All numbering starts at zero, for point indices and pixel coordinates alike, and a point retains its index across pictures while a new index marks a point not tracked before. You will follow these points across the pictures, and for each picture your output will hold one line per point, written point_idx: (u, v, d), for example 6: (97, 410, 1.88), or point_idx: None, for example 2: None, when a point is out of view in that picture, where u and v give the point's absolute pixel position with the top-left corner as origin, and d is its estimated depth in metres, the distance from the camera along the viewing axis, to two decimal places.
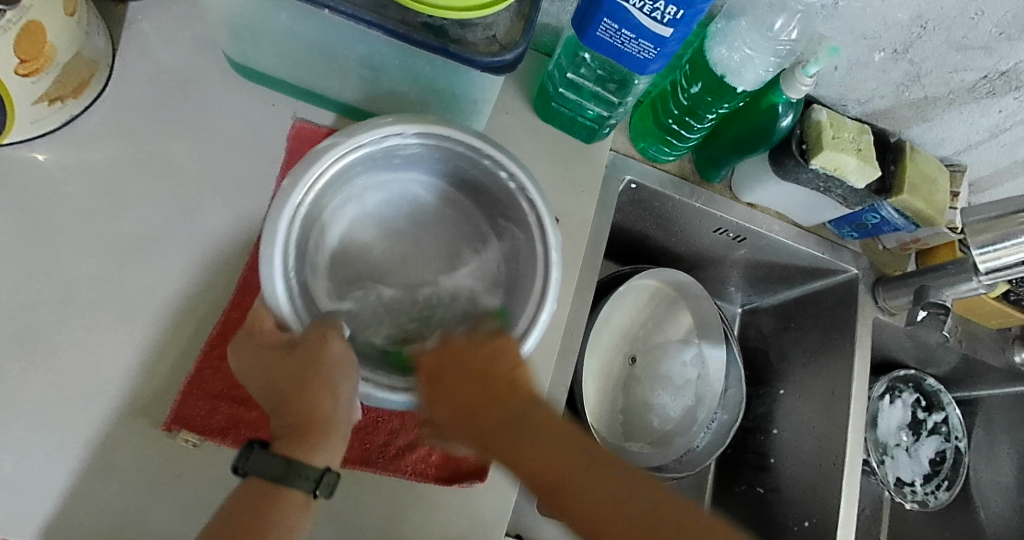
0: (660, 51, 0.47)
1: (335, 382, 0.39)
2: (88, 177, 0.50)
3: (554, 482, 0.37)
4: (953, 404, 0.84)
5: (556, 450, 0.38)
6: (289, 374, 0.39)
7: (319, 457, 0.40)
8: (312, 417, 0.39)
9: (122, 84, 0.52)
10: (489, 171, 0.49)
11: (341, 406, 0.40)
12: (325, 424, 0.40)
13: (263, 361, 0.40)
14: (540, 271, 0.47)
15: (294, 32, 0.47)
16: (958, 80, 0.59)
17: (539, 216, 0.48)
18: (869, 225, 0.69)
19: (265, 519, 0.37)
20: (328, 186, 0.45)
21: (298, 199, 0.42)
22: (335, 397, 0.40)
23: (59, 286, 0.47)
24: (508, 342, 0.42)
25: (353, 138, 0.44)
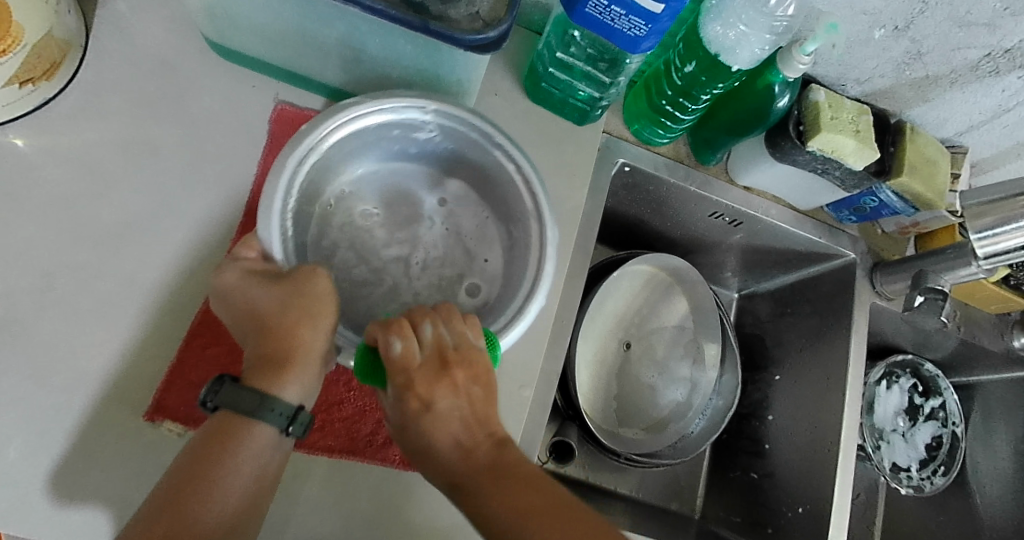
0: (651, 27, 0.46)
1: (320, 316, 0.41)
2: (64, 161, 0.48)
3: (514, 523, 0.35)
4: (951, 389, 0.83)
5: (520, 489, 0.37)
6: (276, 299, 0.40)
7: (290, 392, 0.39)
8: (288, 348, 0.40)
9: (98, 65, 0.51)
10: (498, 162, 0.51)
11: (320, 342, 0.41)
12: (302, 358, 0.40)
13: (248, 287, 0.41)
14: (534, 259, 0.50)
15: (270, 11, 0.45)
16: (960, 58, 0.57)
17: (538, 200, 0.50)
18: (867, 209, 0.67)
19: (231, 454, 0.36)
20: (344, 142, 0.49)
21: (316, 138, 0.46)
22: (317, 330, 0.41)
23: (36, 274, 0.46)
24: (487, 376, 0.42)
25: (376, 102, 0.47)
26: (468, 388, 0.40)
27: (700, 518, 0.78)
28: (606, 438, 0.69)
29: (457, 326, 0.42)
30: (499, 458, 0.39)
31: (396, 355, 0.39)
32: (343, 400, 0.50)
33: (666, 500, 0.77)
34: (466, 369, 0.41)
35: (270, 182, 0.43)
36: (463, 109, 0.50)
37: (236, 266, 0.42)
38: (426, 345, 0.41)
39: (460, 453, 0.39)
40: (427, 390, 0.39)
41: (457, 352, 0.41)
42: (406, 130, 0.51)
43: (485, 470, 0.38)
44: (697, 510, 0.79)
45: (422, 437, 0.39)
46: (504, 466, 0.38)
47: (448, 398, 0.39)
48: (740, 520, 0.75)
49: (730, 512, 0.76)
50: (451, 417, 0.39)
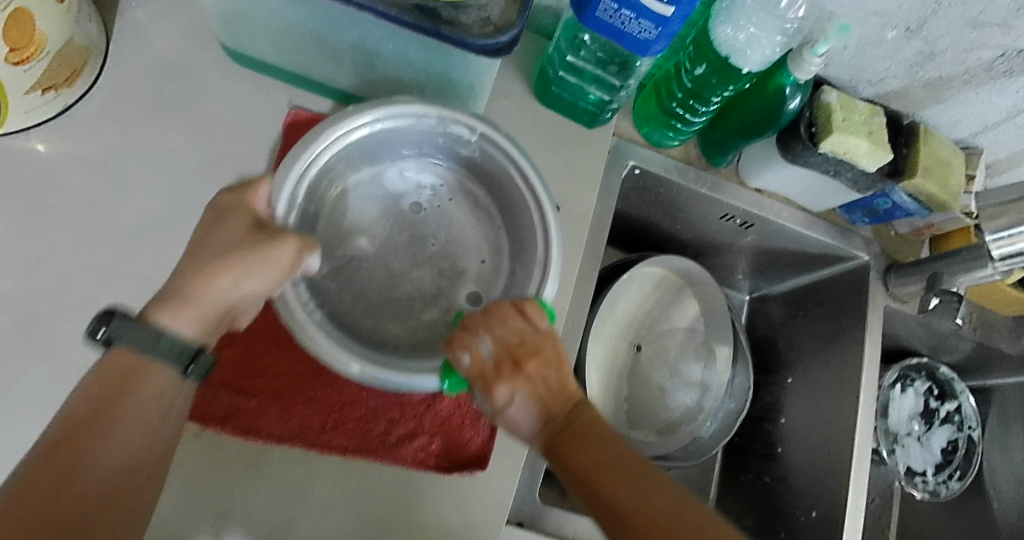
0: (660, 31, 0.46)
1: (260, 273, 0.39)
2: (86, 167, 0.50)
3: (596, 471, 0.40)
4: (967, 392, 0.82)
5: (599, 442, 0.42)
6: (237, 243, 0.39)
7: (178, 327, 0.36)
8: (217, 293, 0.38)
9: (118, 72, 0.52)
10: (504, 167, 0.52)
11: (244, 299, 0.39)
12: (221, 308, 0.38)
13: (225, 223, 0.40)
14: (540, 262, 0.50)
15: (285, 18, 0.46)
16: (974, 58, 0.56)
17: (537, 194, 0.50)
18: (880, 210, 0.67)
19: (113, 408, 0.33)
20: (342, 153, 0.50)
21: (310, 155, 0.46)
22: (256, 284, 0.39)
23: (58, 277, 0.47)
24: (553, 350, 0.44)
25: (386, 104, 0.48)
26: (540, 372, 0.43)
27: None
28: None
29: (514, 321, 0.44)
30: (578, 421, 0.43)
31: (466, 364, 0.43)
32: (357, 401, 0.50)
33: None
34: (534, 355, 0.43)
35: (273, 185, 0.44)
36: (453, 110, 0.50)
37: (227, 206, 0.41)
38: (490, 346, 0.43)
39: (543, 425, 0.43)
40: (506, 387, 0.42)
41: (522, 344, 0.44)
42: (416, 134, 0.52)
43: (567, 435, 0.42)
44: None
45: (507, 421, 0.44)
46: (583, 428, 0.43)
47: (524, 383, 0.43)
48: (753, 524, 0.74)
49: (742, 516, 0.76)
50: (526, 401, 0.43)
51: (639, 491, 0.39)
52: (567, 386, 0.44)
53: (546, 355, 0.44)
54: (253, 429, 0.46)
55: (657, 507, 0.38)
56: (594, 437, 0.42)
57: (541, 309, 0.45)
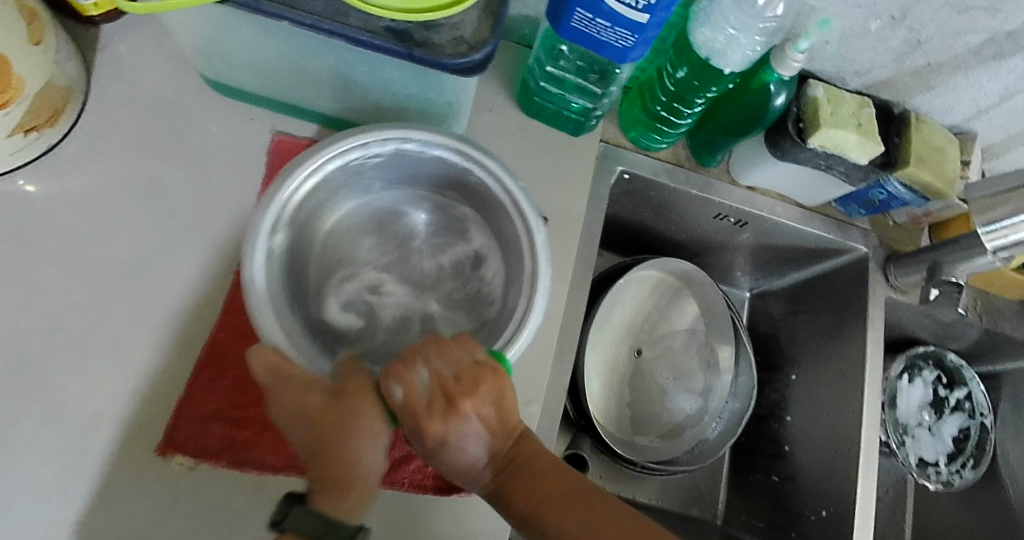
0: (638, 37, 0.45)
1: (373, 435, 0.40)
2: (73, 205, 0.50)
3: (530, 508, 0.42)
4: (977, 379, 0.81)
5: (540, 478, 0.43)
6: (326, 419, 0.40)
7: (359, 515, 0.39)
8: (349, 468, 0.39)
9: (99, 108, 0.52)
10: (495, 195, 0.52)
11: (365, 462, 0.40)
12: (349, 476, 0.39)
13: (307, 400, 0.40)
14: (524, 292, 0.49)
15: (259, 47, 0.46)
16: (961, 44, 0.55)
17: (520, 206, 0.50)
18: (877, 202, 0.66)
19: None
20: (314, 190, 0.49)
21: (283, 196, 0.46)
22: (370, 450, 0.40)
23: (49, 317, 0.47)
24: (498, 381, 0.43)
25: (375, 135, 0.48)
26: (479, 409, 0.42)
27: (722, 523, 0.77)
28: (621, 447, 0.68)
29: (453, 355, 0.43)
30: (520, 454, 0.44)
31: (400, 401, 0.41)
32: None
33: (687, 506, 0.76)
34: (471, 394, 0.42)
35: (250, 233, 0.44)
36: (434, 131, 0.50)
37: (288, 389, 0.41)
38: (426, 383, 0.42)
39: (488, 462, 0.44)
40: (440, 428, 0.41)
41: (459, 379, 0.42)
42: (409, 158, 0.52)
43: (509, 470, 0.43)
44: (719, 515, 0.77)
45: (447, 460, 0.43)
46: (526, 463, 0.44)
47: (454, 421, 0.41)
48: (764, 525, 0.74)
49: (753, 516, 0.75)
50: (468, 441, 0.42)
51: (575, 526, 0.42)
52: (507, 421, 0.44)
53: (488, 390, 0.42)
54: (247, 459, 0.46)
55: (592, 534, 0.41)
56: (535, 470, 0.44)
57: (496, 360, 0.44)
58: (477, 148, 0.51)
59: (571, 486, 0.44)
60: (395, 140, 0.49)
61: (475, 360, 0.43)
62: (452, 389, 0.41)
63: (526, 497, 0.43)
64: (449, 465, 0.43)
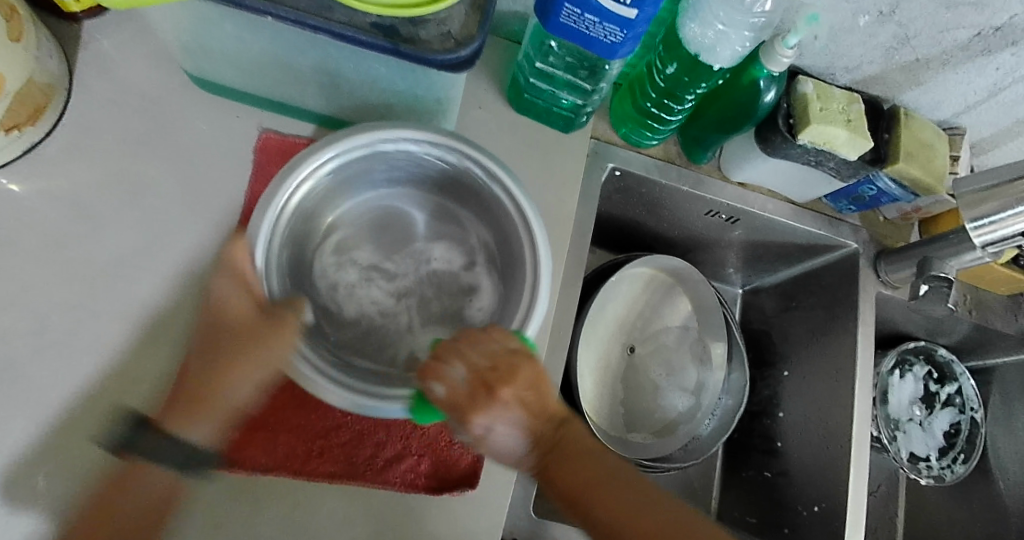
0: (627, 33, 0.45)
1: (256, 362, 0.44)
2: (56, 203, 0.49)
3: (578, 490, 0.43)
4: (967, 374, 0.81)
5: (585, 462, 0.44)
6: (246, 335, 0.44)
7: (195, 430, 0.43)
8: (212, 384, 0.44)
9: (83, 106, 0.51)
10: (496, 197, 0.51)
11: (234, 386, 0.44)
12: (212, 395, 0.44)
13: (234, 312, 0.44)
14: (528, 292, 0.49)
15: (244, 43, 0.45)
16: (950, 39, 0.56)
17: (522, 207, 0.50)
18: (866, 198, 0.66)
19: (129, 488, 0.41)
20: (311, 192, 0.49)
21: (282, 196, 0.45)
22: (242, 375, 0.44)
23: (32, 318, 0.46)
24: (533, 369, 0.43)
25: (371, 136, 0.48)
26: (518, 397, 0.43)
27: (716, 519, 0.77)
28: (615, 445, 0.68)
29: (486, 346, 0.43)
30: (563, 439, 0.44)
31: (440, 396, 0.42)
32: (341, 426, 0.49)
33: None
34: (509, 383, 0.42)
35: (250, 232, 0.43)
36: (433, 129, 0.49)
37: (226, 286, 0.44)
38: (463, 376, 0.42)
39: (531, 450, 0.44)
40: (484, 419, 0.42)
41: (495, 370, 0.43)
42: (408, 158, 0.52)
43: (553, 455, 0.44)
44: (713, 512, 0.77)
45: (491, 448, 0.44)
46: (567, 447, 0.44)
47: (497, 408, 0.42)
48: (757, 520, 0.74)
49: (746, 512, 0.75)
50: (510, 430, 0.43)
51: (620, 507, 0.42)
52: (548, 407, 0.44)
53: (527, 378, 0.43)
54: (235, 459, 0.46)
55: (637, 514, 0.42)
56: (579, 453, 0.44)
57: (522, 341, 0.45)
58: (475, 149, 0.50)
59: (612, 467, 0.44)
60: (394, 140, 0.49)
61: (509, 349, 0.44)
62: (491, 378, 0.42)
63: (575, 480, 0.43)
64: (496, 453, 0.44)
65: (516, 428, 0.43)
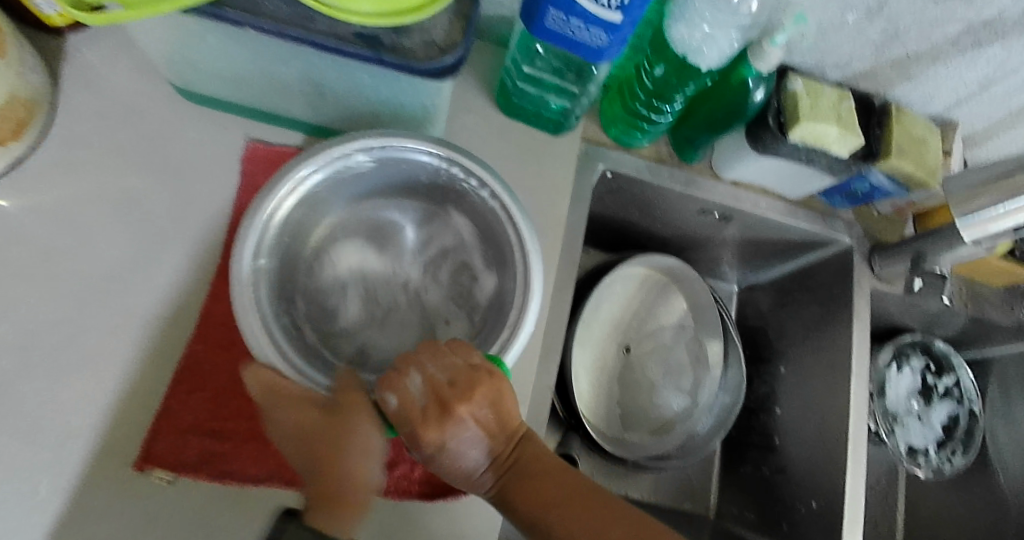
0: (612, 37, 0.45)
1: (361, 442, 0.41)
2: (42, 218, 0.49)
3: (532, 504, 0.43)
4: (965, 366, 0.82)
5: (547, 480, 0.44)
6: (319, 433, 0.41)
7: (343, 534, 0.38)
8: (345, 484, 0.39)
9: (68, 120, 0.51)
10: (484, 201, 0.51)
11: (364, 483, 0.40)
12: (349, 496, 0.39)
13: (294, 423, 0.41)
14: (516, 299, 0.48)
15: (227, 55, 0.45)
16: (939, 33, 0.55)
17: (511, 213, 0.50)
18: (860, 193, 0.66)
19: None
20: (299, 205, 0.49)
21: (268, 208, 0.46)
22: (365, 459, 0.41)
23: (21, 333, 0.46)
24: (493, 383, 0.43)
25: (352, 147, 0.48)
26: (473, 413, 0.43)
27: (715, 517, 0.77)
28: (612, 445, 0.68)
29: (445, 360, 0.44)
30: (520, 457, 0.45)
31: (395, 409, 0.42)
32: None
33: (679, 501, 0.76)
34: (465, 399, 0.42)
35: (239, 235, 0.44)
36: (422, 136, 0.50)
37: (283, 412, 0.42)
38: (421, 388, 0.43)
39: (486, 466, 0.44)
40: (437, 435, 0.42)
41: (453, 386, 0.43)
42: (391, 168, 0.52)
43: (510, 474, 0.44)
44: (711, 509, 0.78)
45: (448, 466, 0.44)
46: (526, 465, 0.44)
47: (450, 423, 0.42)
48: (756, 518, 0.74)
49: (745, 510, 0.75)
50: (465, 446, 0.43)
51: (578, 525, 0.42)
52: (506, 423, 0.45)
53: (486, 396, 0.43)
54: (227, 472, 0.46)
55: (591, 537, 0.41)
56: (536, 473, 0.44)
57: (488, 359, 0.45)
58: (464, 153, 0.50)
59: (577, 484, 0.44)
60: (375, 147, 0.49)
61: (467, 364, 0.44)
62: (444, 392, 0.42)
63: (532, 497, 0.43)
64: (450, 469, 0.44)
65: (469, 443, 0.43)
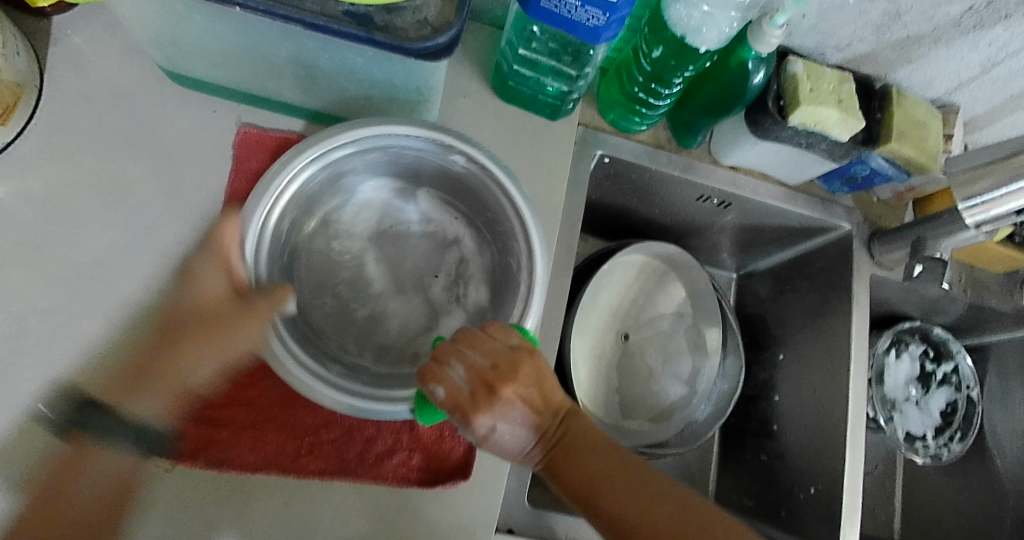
0: (609, 17, 0.44)
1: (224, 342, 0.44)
2: (30, 204, 0.48)
3: (585, 485, 0.43)
4: (963, 352, 0.81)
5: (596, 457, 0.44)
6: (227, 314, 0.44)
7: (143, 409, 0.44)
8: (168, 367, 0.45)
9: (55, 104, 0.50)
10: (491, 191, 0.51)
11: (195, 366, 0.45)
12: (172, 376, 0.45)
13: (206, 294, 0.45)
14: (523, 289, 0.48)
15: (216, 36, 0.44)
16: (941, 14, 0.54)
17: (515, 201, 0.49)
18: (859, 178, 0.65)
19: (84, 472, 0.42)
20: (294, 200, 0.48)
21: (271, 197, 0.45)
22: (206, 350, 0.45)
23: (10, 321, 0.45)
24: (531, 364, 0.43)
25: (357, 132, 0.47)
26: (518, 393, 0.43)
27: (714, 504, 0.77)
28: (610, 433, 0.68)
29: (486, 345, 0.43)
30: (567, 432, 0.45)
31: (441, 399, 0.41)
32: (330, 423, 0.49)
33: None
34: (511, 381, 0.42)
35: (228, 239, 0.44)
36: (419, 121, 0.48)
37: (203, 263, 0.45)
38: (464, 377, 0.42)
39: (533, 444, 0.45)
40: (488, 420, 0.42)
41: (497, 369, 0.42)
42: (395, 152, 0.51)
43: (558, 449, 0.45)
44: (710, 496, 0.78)
45: (495, 446, 0.44)
46: (572, 439, 0.45)
47: (501, 407, 0.42)
48: (754, 504, 0.74)
49: (743, 497, 0.75)
50: (513, 428, 0.43)
51: (630, 503, 0.42)
52: (549, 399, 0.45)
53: (529, 376, 0.43)
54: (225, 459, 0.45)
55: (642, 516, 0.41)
56: (582, 446, 0.45)
57: (523, 336, 0.45)
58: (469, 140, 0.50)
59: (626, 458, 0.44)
60: (380, 133, 0.48)
61: (507, 346, 0.43)
62: (490, 377, 0.42)
63: (581, 474, 0.43)
64: (498, 448, 0.44)
65: (520, 425, 0.43)
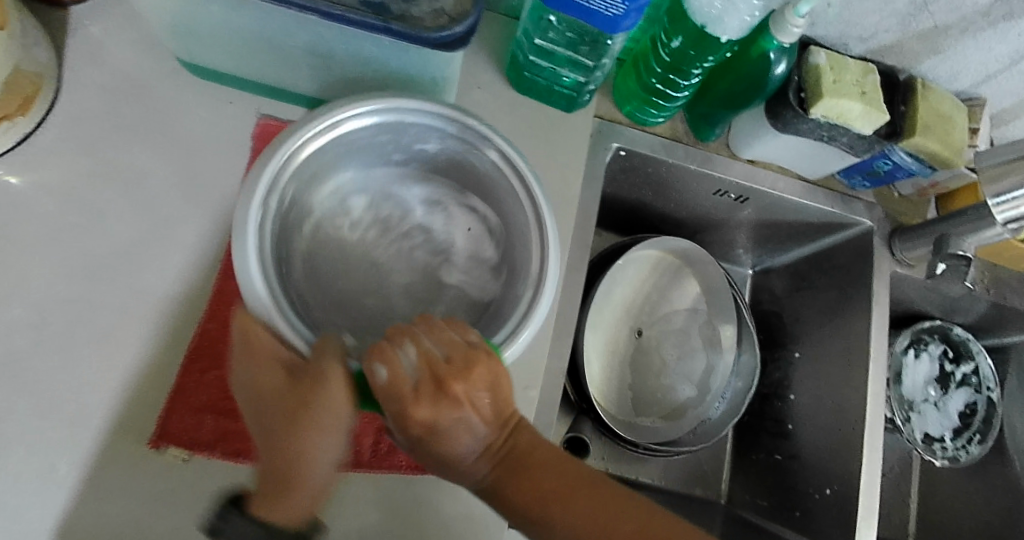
0: (628, 6, 0.43)
1: (326, 425, 0.35)
2: (48, 193, 0.48)
3: (529, 497, 0.39)
4: (984, 352, 0.79)
5: (553, 467, 0.40)
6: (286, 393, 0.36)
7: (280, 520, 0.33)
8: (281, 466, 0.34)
9: (74, 95, 0.50)
10: (511, 194, 0.49)
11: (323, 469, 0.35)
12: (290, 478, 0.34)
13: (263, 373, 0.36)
14: (530, 288, 0.46)
15: (232, 24, 0.44)
16: (969, 3, 0.53)
17: (541, 214, 0.47)
18: (881, 172, 0.64)
19: None
20: (325, 151, 0.45)
21: (305, 135, 0.42)
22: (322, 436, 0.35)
23: (30, 309, 0.45)
24: (490, 362, 0.39)
25: (391, 103, 0.45)
26: (472, 396, 0.38)
27: (726, 503, 0.76)
28: (621, 429, 0.67)
29: (442, 334, 0.39)
30: (517, 446, 0.40)
31: (383, 382, 0.36)
32: None
33: (691, 486, 0.75)
34: (464, 378, 0.37)
35: (257, 167, 0.40)
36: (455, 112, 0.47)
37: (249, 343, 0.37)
38: (413, 362, 0.37)
39: (480, 456, 0.39)
40: (428, 412, 0.36)
41: (451, 362, 0.38)
42: (423, 137, 0.49)
43: (507, 465, 0.39)
44: (723, 495, 0.77)
45: (436, 451, 0.38)
46: (523, 454, 0.40)
47: (444, 403, 0.37)
48: (768, 504, 0.73)
49: (757, 496, 0.74)
50: (461, 430, 0.38)
51: (586, 517, 0.38)
52: (503, 409, 0.40)
53: (484, 375, 0.38)
54: (242, 449, 0.45)
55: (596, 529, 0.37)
56: (536, 462, 0.40)
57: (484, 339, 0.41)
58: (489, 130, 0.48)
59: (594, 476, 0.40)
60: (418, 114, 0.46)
61: (465, 342, 0.39)
62: (437, 365, 0.37)
63: (539, 482, 0.39)
64: (438, 455, 0.39)
65: (466, 429, 0.38)
